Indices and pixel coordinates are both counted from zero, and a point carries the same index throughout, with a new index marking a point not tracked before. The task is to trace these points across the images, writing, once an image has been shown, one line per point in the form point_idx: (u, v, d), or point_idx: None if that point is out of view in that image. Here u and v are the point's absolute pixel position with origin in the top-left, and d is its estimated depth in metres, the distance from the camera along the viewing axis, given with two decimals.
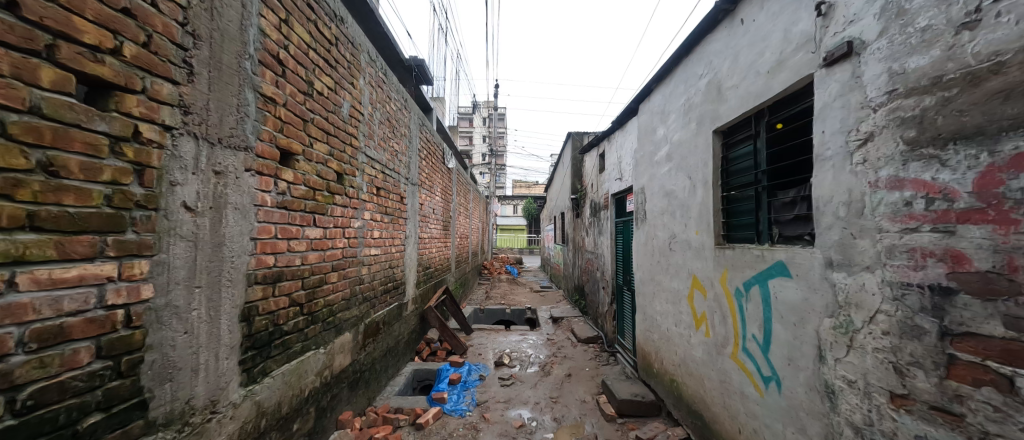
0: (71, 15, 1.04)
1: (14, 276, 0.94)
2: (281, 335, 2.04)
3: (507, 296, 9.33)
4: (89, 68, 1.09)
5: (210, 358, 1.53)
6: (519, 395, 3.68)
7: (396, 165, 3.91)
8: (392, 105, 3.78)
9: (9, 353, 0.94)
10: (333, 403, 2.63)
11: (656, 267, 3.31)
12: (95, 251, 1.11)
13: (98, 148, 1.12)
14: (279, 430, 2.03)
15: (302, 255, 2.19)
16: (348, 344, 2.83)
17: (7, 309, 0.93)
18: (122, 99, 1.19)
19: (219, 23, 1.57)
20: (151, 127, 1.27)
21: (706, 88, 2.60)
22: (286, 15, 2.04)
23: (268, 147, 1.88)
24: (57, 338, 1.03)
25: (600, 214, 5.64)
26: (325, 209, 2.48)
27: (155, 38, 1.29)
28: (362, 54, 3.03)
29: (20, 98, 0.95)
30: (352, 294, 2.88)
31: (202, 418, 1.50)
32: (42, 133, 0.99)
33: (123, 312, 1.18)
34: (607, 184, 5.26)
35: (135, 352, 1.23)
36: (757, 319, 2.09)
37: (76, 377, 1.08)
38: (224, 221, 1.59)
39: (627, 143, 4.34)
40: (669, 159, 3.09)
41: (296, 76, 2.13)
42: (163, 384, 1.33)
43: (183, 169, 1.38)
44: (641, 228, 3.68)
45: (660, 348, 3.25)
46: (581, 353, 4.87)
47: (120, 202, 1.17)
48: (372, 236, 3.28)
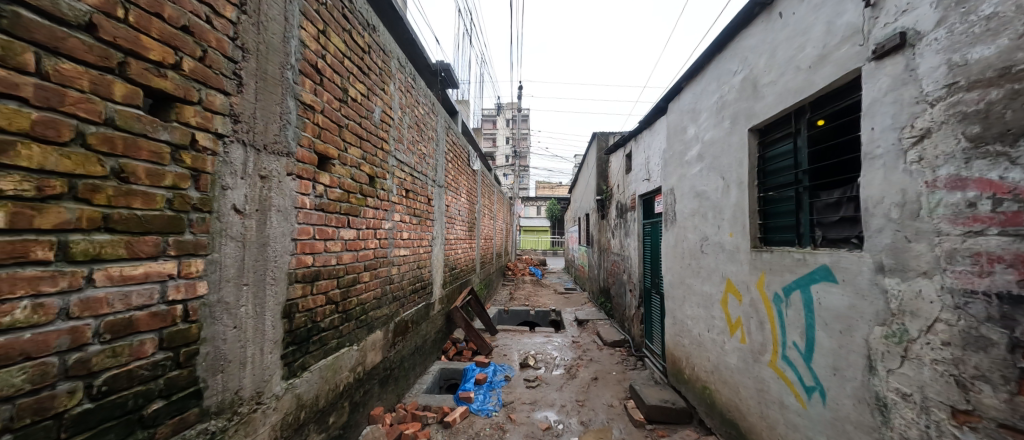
0: (140, 34, 1.14)
1: (91, 273, 1.02)
2: (319, 332, 2.13)
3: (530, 297, 9.33)
4: (153, 82, 1.19)
5: (256, 352, 1.62)
6: (545, 397, 3.67)
7: (424, 168, 3.99)
8: (420, 109, 3.88)
9: (87, 342, 1.02)
10: (365, 398, 2.71)
11: (686, 270, 3.22)
12: (158, 250, 1.20)
13: (161, 156, 1.21)
14: (316, 422, 2.13)
15: (337, 255, 2.29)
16: (379, 342, 2.92)
17: (85, 302, 1.01)
18: (182, 110, 1.29)
19: (264, 36, 1.67)
20: (205, 135, 1.37)
21: (741, 85, 2.51)
22: (323, 26, 2.13)
23: (307, 153, 1.97)
24: (126, 330, 1.11)
25: (627, 215, 5.54)
26: (359, 211, 2.57)
27: (209, 52, 1.39)
28: (392, 61, 3.13)
29: (97, 111, 1.04)
30: (382, 293, 2.97)
31: (249, 408, 1.59)
32: (115, 143, 1.08)
33: (181, 307, 1.28)
34: (633, 185, 5.17)
35: (191, 345, 1.32)
36: (798, 326, 1.99)
37: (142, 367, 1.17)
38: (269, 222, 1.68)
39: (655, 143, 4.25)
40: (700, 159, 3.00)
41: (332, 84, 2.23)
42: (215, 376, 1.43)
43: (232, 174, 1.48)
44: (670, 230, 3.59)
45: (690, 354, 3.16)
46: (608, 356, 4.80)
47: (179, 205, 1.27)
48: (401, 237, 3.37)
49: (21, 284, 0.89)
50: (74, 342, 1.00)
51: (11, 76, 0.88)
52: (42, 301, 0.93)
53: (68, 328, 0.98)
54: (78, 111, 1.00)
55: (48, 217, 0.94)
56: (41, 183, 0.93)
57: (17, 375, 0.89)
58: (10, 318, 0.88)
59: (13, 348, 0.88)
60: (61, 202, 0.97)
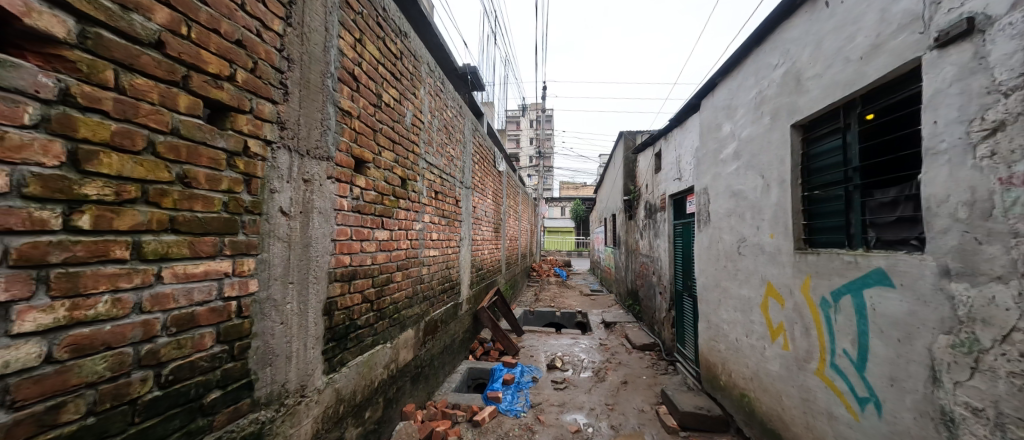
0: (200, 49, 1.23)
1: (160, 271, 1.11)
2: (356, 329, 2.21)
3: (556, 298, 9.27)
4: (212, 94, 1.28)
5: (301, 347, 1.71)
6: (573, 399, 3.64)
7: (452, 169, 4.06)
8: (449, 112, 3.95)
9: (157, 335, 1.10)
10: (398, 395, 2.79)
11: (722, 272, 3.11)
12: (215, 250, 1.28)
13: (218, 162, 1.30)
14: (353, 416, 2.21)
15: (372, 255, 2.37)
16: (410, 340, 2.99)
17: (156, 298, 1.09)
18: (236, 119, 1.38)
19: (307, 46, 1.75)
20: (256, 142, 1.46)
21: (782, 80, 2.40)
22: (359, 35, 2.22)
23: (345, 157, 2.06)
24: (189, 323, 1.20)
25: (656, 216, 5.41)
26: (392, 212, 2.65)
27: (259, 64, 1.48)
28: (422, 65, 3.21)
29: (164, 122, 1.12)
30: (413, 292, 3.04)
31: (294, 400, 1.68)
32: (180, 150, 1.17)
33: (235, 303, 1.37)
34: (663, 185, 5.04)
35: (243, 339, 1.41)
36: (849, 333, 1.87)
37: (203, 358, 1.25)
38: (311, 223, 1.77)
39: (686, 141, 4.13)
40: (736, 157, 2.89)
41: (368, 90, 2.31)
42: (264, 368, 1.51)
43: (280, 178, 1.57)
44: (703, 231, 3.48)
45: (726, 360, 3.04)
46: (637, 360, 4.69)
47: (233, 208, 1.35)
48: (431, 238, 3.45)
49: (102, 281, 0.97)
50: (145, 334, 1.07)
51: (95, 91, 0.95)
52: (120, 296, 1.01)
53: (141, 321, 1.06)
54: (149, 122, 1.08)
55: (125, 219, 1.02)
56: (119, 188, 1.00)
57: (99, 364, 0.97)
58: (94, 311, 0.95)
59: (95, 339, 0.96)
60: (135, 205, 1.04)
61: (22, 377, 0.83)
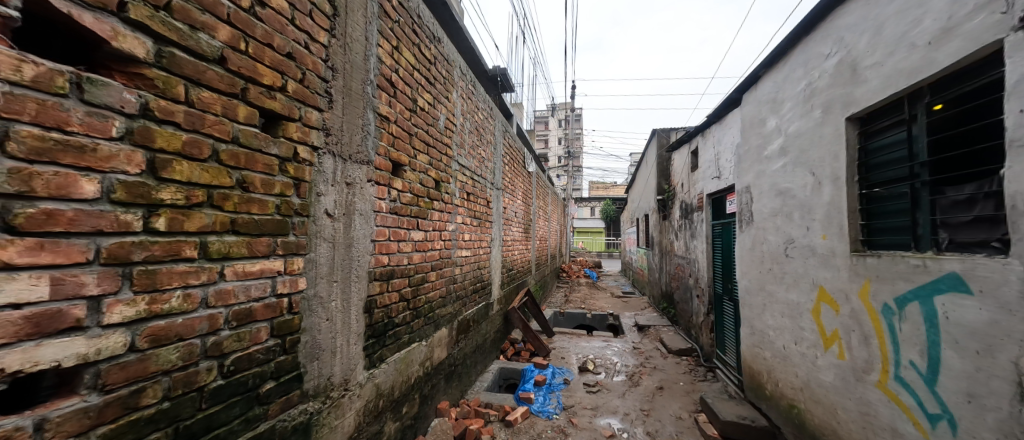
0: (256, 63, 1.32)
1: (223, 269, 1.20)
2: (394, 327, 2.29)
3: (586, 300, 9.14)
4: (266, 104, 1.37)
5: (344, 343, 1.79)
6: (607, 403, 3.57)
7: (483, 171, 4.11)
8: (480, 114, 4.01)
9: (220, 328, 1.20)
10: (432, 392, 2.85)
11: (767, 275, 2.94)
12: (268, 250, 1.37)
13: (272, 167, 1.38)
14: (392, 411, 2.28)
15: (408, 255, 2.44)
16: (444, 338, 3.05)
17: (219, 293, 1.19)
18: (287, 126, 1.47)
19: (349, 56, 1.83)
20: (304, 148, 1.54)
21: (835, 70, 2.24)
22: (396, 42, 2.30)
23: (383, 160, 2.13)
24: (248, 318, 1.29)
25: (693, 216, 5.21)
26: (426, 213, 2.72)
27: (307, 74, 1.57)
28: (454, 69, 3.27)
29: (226, 131, 1.21)
30: (447, 292, 3.11)
31: (338, 393, 1.76)
32: (239, 158, 1.26)
33: (287, 300, 1.46)
34: (700, 184, 4.85)
35: (293, 334, 1.50)
36: (916, 343, 1.72)
37: (258, 351, 1.34)
38: (353, 225, 1.85)
39: (726, 137, 3.95)
40: (783, 153, 2.73)
41: (404, 95, 2.39)
42: (312, 362, 1.60)
43: (325, 182, 1.65)
44: (745, 232, 3.31)
45: (772, 368, 2.87)
46: (673, 365, 4.54)
47: (285, 210, 1.44)
48: (463, 238, 3.50)
49: (175, 277, 1.05)
50: (211, 327, 1.16)
51: (168, 105, 1.04)
52: (189, 292, 1.09)
53: (207, 315, 1.15)
54: (213, 132, 1.17)
55: (194, 221, 1.10)
56: (189, 193, 1.09)
57: (173, 353, 1.06)
58: (168, 305, 1.04)
59: (170, 331, 1.04)
60: (202, 209, 1.13)
61: (112, 364, 0.92)
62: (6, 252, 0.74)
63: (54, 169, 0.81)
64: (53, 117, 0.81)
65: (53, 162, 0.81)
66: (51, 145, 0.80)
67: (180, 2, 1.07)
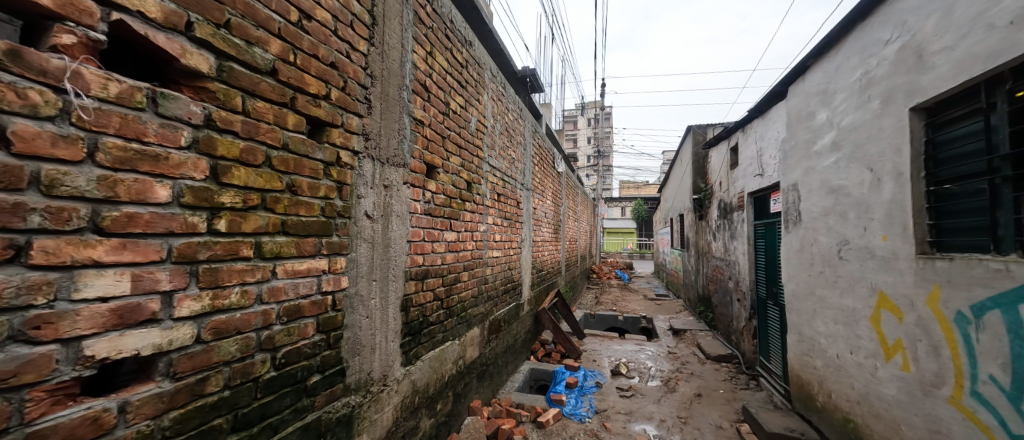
0: (303, 73, 1.40)
1: (275, 267, 1.28)
2: (428, 325, 2.35)
3: (618, 302, 8.94)
4: (312, 112, 1.44)
5: (382, 339, 1.86)
6: (641, 409, 3.48)
7: (513, 172, 4.13)
8: (510, 116, 4.03)
9: (273, 322, 1.28)
10: (465, 390, 2.90)
11: (817, 279, 2.75)
12: (314, 250, 1.45)
13: (318, 172, 1.46)
14: (427, 407, 2.34)
15: (442, 255, 2.50)
16: (476, 338, 3.09)
17: (271, 290, 1.27)
18: (331, 133, 1.54)
19: (387, 63, 1.90)
20: (346, 153, 1.62)
21: (896, 57, 2.06)
22: (430, 47, 2.35)
23: (418, 163, 2.19)
24: (297, 313, 1.37)
25: (732, 216, 4.96)
26: (459, 214, 2.76)
27: (349, 82, 1.64)
28: (485, 72, 3.31)
29: (277, 138, 1.29)
30: (479, 292, 3.15)
31: (378, 388, 1.83)
32: (289, 163, 1.34)
33: (331, 297, 1.54)
34: (740, 182, 4.62)
35: (336, 330, 1.57)
36: (998, 357, 1.56)
37: (306, 345, 1.41)
38: (390, 226, 1.91)
39: (770, 132, 3.74)
40: (836, 147, 2.55)
41: (437, 99, 2.44)
42: (354, 357, 1.67)
43: (365, 184, 1.72)
44: (792, 232, 3.11)
45: (824, 378, 2.69)
46: (712, 371, 4.34)
47: (329, 212, 1.52)
48: (494, 239, 3.53)
49: (234, 275, 1.13)
50: (264, 322, 1.24)
51: (228, 116, 1.12)
52: (246, 288, 1.17)
53: (261, 311, 1.23)
54: (266, 140, 1.25)
55: (250, 223, 1.18)
56: (246, 196, 1.17)
57: (233, 345, 1.14)
58: (229, 300, 1.12)
59: (230, 324, 1.12)
60: (257, 211, 1.21)
61: (181, 354, 1.00)
62: (95, 251, 0.82)
63: (135, 176, 0.89)
64: (133, 129, 0.89)
65: (133, 169, 0.89)
66: (132, 155, 0.88)
67: (238, 19, 1.15)
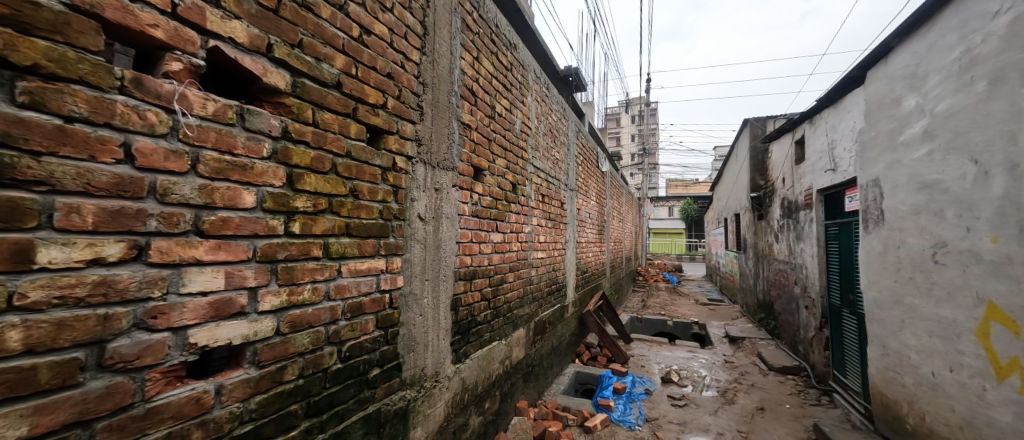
0: (364, 85, 1.49)
1: (341, 267, 1.37)
2: (476, 325, 2.40)
3: (667, 306, 8.55)
4: (372, 120, 1.53)
5: (434, 337, 1.93)
6: (696, 420, 3.30)
7: (558, 173, 4.10)
8: (553, 117, 4.02)
9: (338, 318, 1.37)
10: (512, 390, 2.92)
11: (905, 285, 2.45)
12: (374, 250, 1.54)
13: (376, 177, 1.55)
14: (476, 405, 2.39)
15: (489, 256, 2.54)
16: (522, 338, 3.11)
17: (337, 288, 1.36)
18: (388, 140, 1.63)
19: (437, 70, 1.97)
20: (401, 158, 1.70)
21: (1009, 30, 1.79)
22: (477, 53, 2.41)
23: (466, 166, 2.26)
24: (359, 310, 1.46)
25: (798, 215, 4.55)
26: (505, 216, 2.80)
27: (404, 91, 1.73)
28: (529, 74, 3.33)
29: (341, 146, 1.38)
30: (524, 293, 3.16)
31: (431, 383, 1.90)
32: (352, 169, 1.43)
33: (388, 296, 1.62)
34: (808, 178, 4.22)
35: (393, 327, 1.66)
36: None
37: (367, 340, 1.50)
38: (441, 228, 1.98)
39: (844, 123, 3.39)
40: (928, 137, 2.25)
41: (484, 103, 2.50)
42: (409, 353, 1.75)
43: (418, 188, 1.80)
44: (872, 233, 2.80)
45: (915, 398, 2.38)
46: (776, 384, 4.01)
47: (386, 215, 1.61)
48: (539, 240, 3.54)
49: (307, 273, 1.24)
50: (332, 317, 1.34)
51: (301, 127, 1.22)
52: (317, 286, 1.28)
53: (329, 306, 1.33)
54: (333, 149, 1.35)
55: (319, 226, 1.28)
56: (316, 201, 1.27)
57: (306, 338, 1.24)
58: (302, 296, 1.22)
59: (304, 318, 1.23)
60: (325, 215, 1.31)
61: (264, 344, 1.10)
62: (197, 251, 0.93)
63: (227, 184, 1.00)
64: (226, 143, 1.00)
65: (226, 178, 1.00)
66: (225, 165, 0.99)
67: (309, 38, 1.25)
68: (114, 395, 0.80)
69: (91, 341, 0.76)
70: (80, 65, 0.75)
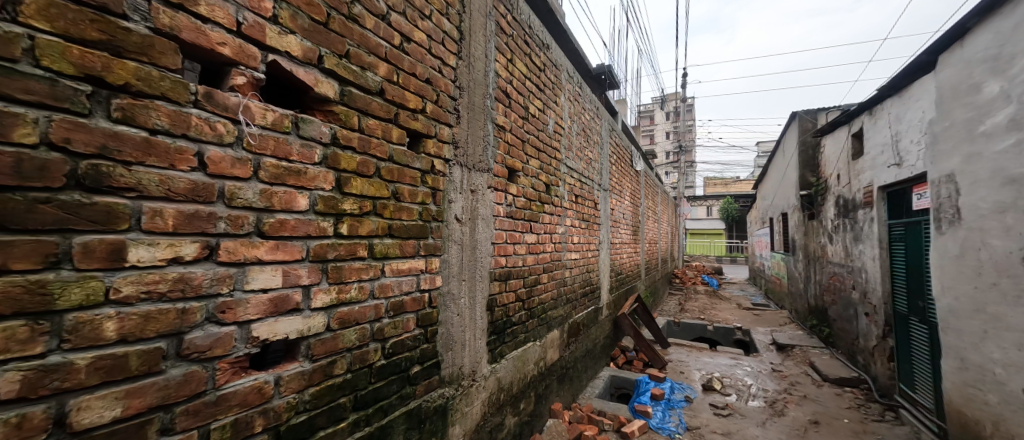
0: (405, 91, 1.54)
1: (384, 266, 1.43)
2: (511, 325, 2.41)
3: (707, 310, 8.17)
4: (412, 125, 1.58)
5: (471, 337, 1.96)
6: (741, 431, 3.13)
7: (591, 173, 4.04)
8: (586, 116, 3.97)
9: (382, 316, 1.42)
10: (546, 392, 2.91)
11: (989, 292, 2.19)
12: (414, 251, 1.58)
13: (416, 179, 1.60)
14: (511, 405, 2.40)
15: (523, 257, 2.55)
16: (556, 340, 3.09)
17: (381, 287, 1.41)
18: (426, 143, 1.68)
19: (473, 74, 2.01)
20: (439, 161, 1.75)
21: None
22: (511, 55, 2.43)
23: (501, 167, 2.28)
24: (400, 309, 1.51)
25: (856, 214, 4.20)
26: (539, 217, 2.80)
27: (441, 95, 1.77)
28: (562, 74, 3.31)
29: (383, 150, 1.44)
30: (558, 294, 3.14)
31: (468, 382, 1.93)
32: (394, 172, 1.48)
33: (428, 296, 1.67)
34: (867, 174, 3.89)
35: (433, 325, 1.70)
36: None
37: (408, 338, 1.55)
38: (477, 229, 2.01)
39: (911, 113, 3.09)
40: (1015, 126, 2.01)
41: (518, 104, 2.51)
42: (447, 352, 1.79)
43: (455, 190, 1.84)
44: (947, 233, 2.53)
45: (1002, 418, 2.13)
46: (831, 396, 3.72)
47: (425, 216, 1.65)
48: (573, 241, 3.50)
49: (354, 273, 1.30)
50: (376, 315, 1.39)
51: (348, 133, 1.28)
52: (363, 284, 1.33)
53: (373, 305, 1.38)
54: (376, 153, 1.40)
55: (365, 227, 1.34)
56: (362, 203, 1.32)
57: (353, 335, 1.30)
58: (350, 295, 1.28)
59: (351, 316, 1.29)
60: (370, 217, 1.37)
61: (316, 339, 1.17)
62: (259, 251, 1.00)
63: (284, 188, 1.07)
64: (283, 150, 1.07)
65: (284, 183, 1.07)
66: (282, 171, 1.06)
67: (355, 48, 1.31)
68: (190, 382, 0.87)
69: (171, 333, 0.84)
70: (162, 83, 0.83)
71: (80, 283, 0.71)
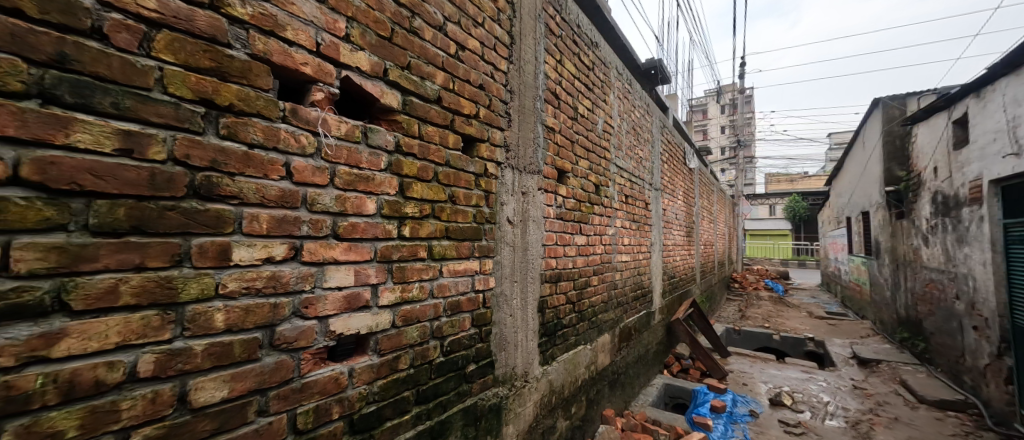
0: (459, 97, 1.59)
1: (442, 267, 1.48)
2: (562, 328, 2.39)
3: (772, 318, 7.51)
4: (466, 130, 1.63)
5: (523, 337, 1.97)
6: None
7: (642, 172, 3.90)
8: (637, 113, 3.85)
9: (440, 315, 1.48)
10: (598, 397, 2.85)
11: None
12: (469, 252, 1.63)
13: (470, 183, 1.65)
14: (563, 408, 2.38)
15: (573, 258, 2.52)
16: (607, 344, 3.02)
17: (439, 286, 1.47)
18: (479, 147, 1.72)
19: (523, 77, 2.03)
20: (492, 164, 1.78)
21: None
22: (560, 55, 2.41)
23: (551, 169, 2.27)
24: (456, 308, 1.56)
25: (959, 212, 3.64)
26: (588, 218, 2.75)
27: (493, 100, 1.81)
28: (611, 72, 3.23)
29: (441, 155, 1.50)
30: (608, 297, 3.06)
31: (520, 383, 1.95)
32: (450, 176, 1.54)
33: (482, 296, 1.70)
34: (974, 165, 3.36)
35: (487, 325, 1.74)
36: None
37: (464, 337, 1.60)
38: (528, 230, 2.02)
39: None
40: None
41: (567, 105, 2.49)
42: (501, 352, 1.82)
43: (507, 192, 1.86)
44: None
45: None
46: (930, 421, 3.26)
47: (479, 218, 1.69)
48: (623, 243, 3.40)
49: (415, 273, 1.36)
50: (435, 314, 1.45)
51: (409, 140, 1.36)
52: (423, 284, 1.40)
53: (432, 304, 1.44)
54: (434, 158, 1.47)
55: (424, 229, 1.40)
56: (422, 206, 1.39)
57: (415, 332, 1.36)
58: (412, 294, 1.35)
59: (413, 314, 1.36)
60: (429, 219, 1.43)
61: (383, 335, 1.24)
62: (335, 252, 1.09)
63: (356, 194, 1.16)
64: (355, 159, 1.16)
65: (355, 189, 1.15)
66: (353, 178, 1.15)
67: (415, 60, 1.39)
68: (280, 370, 0.97)
69: (265, 324, 0.94)
70: (257, 102, 0.94)
71: (197, 279, 0.82)
